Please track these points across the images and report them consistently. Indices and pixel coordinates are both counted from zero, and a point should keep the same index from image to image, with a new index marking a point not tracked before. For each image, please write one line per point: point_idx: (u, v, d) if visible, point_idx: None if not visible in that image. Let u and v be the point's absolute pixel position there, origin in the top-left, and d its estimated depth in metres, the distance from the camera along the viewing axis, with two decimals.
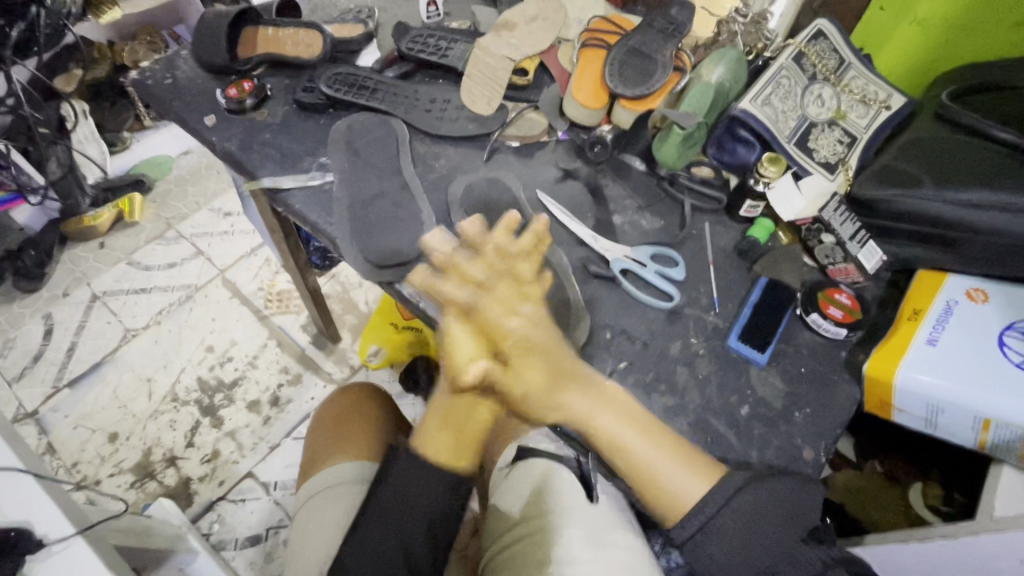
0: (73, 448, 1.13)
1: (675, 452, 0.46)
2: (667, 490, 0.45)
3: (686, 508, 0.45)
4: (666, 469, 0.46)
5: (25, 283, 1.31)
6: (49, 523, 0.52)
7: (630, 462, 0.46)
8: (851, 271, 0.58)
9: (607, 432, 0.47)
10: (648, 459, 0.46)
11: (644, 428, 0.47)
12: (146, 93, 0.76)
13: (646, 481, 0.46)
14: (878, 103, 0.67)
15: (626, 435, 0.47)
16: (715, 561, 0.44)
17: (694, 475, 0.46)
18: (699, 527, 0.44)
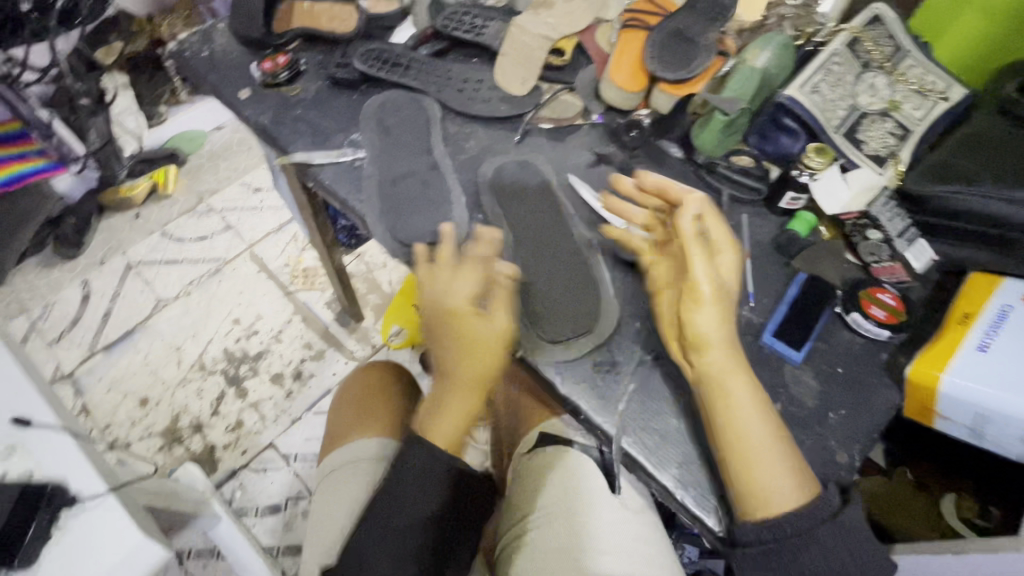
0: (106, 410, 1.18)
1: (784, 454, 0.45)
2: (759, 486, 0.44)
3: (771, 510, 0.44)
4: (774, 465, 0.45)
5: (65, 249, 1.36)
6: (83, 481, 0.53)
7: (737, 444, 0.45)
8: (898, 269, 0.55)
9: (727, 392, 0.47)
10: (760, 443, 0.45)
11: (771, 427, 0.46)
12: (184, 65, 0.77)
13: (738, 475, 0.45)
14: (936, 94, 0.63)
15: (744, 411, 0.46)
16: (770, 573, 0.44)
17: (795, 485, 0.45)
18: (781, 538, 0.44)
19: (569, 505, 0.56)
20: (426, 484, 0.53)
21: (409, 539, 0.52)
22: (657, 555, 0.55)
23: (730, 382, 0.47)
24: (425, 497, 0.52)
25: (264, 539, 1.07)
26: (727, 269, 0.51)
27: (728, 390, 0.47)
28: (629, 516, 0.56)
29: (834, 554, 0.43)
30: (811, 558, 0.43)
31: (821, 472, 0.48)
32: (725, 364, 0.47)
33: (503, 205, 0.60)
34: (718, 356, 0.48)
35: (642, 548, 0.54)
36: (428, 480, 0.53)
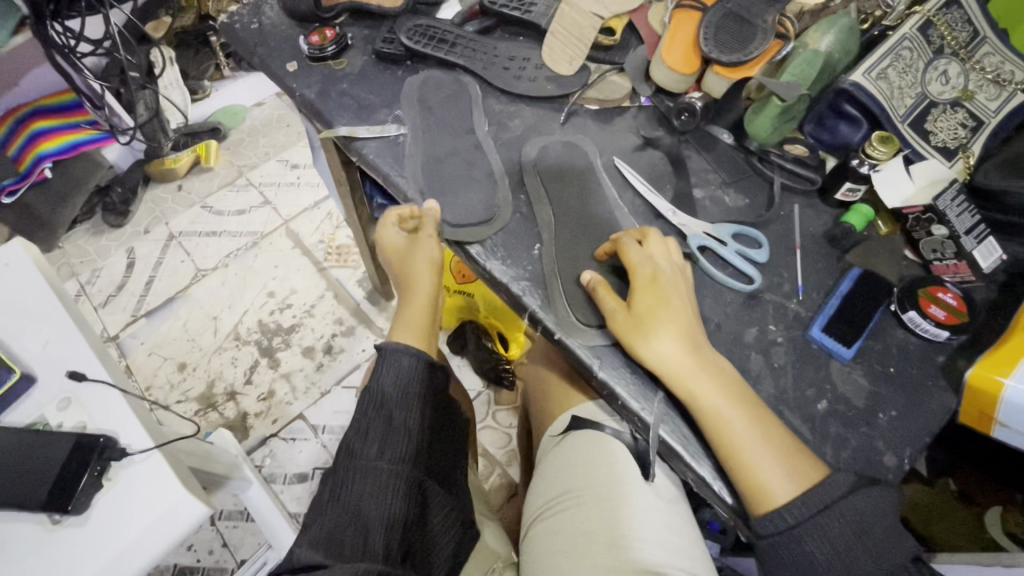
0: (147, 372, 1.23)
1: (777, 447, 0.44)
2: (759, 479, 0.43)
3: (776, 503, 0.43)
4: (760, 454, 0.44)
5: (113, 217, 1.41)
6: (132, 436, 0.56)
7: (723, 438, 0.45)
8: (963, 268, 0.52)
9: (688, 387, 0.46)
10: (741, 433, 0.44)
11: (754, 413, 0.46)
12: (233, 37, 0.78)
13: (742, 468, 0.44)
14: (1014, 85, 0.59)
15: (719, 403, 0.45)
16: (792, 566, 0.42)
17: (791, 475, 0.44)
18: (787, 530, 0.42)
19: (603, 488, 0.56)
20: (410, 383, 0.55)
21: (405, 435, 0.53)
22: (687, 545, 0.54)
23: (690, 378, 0.46)
24: (411, 394, 0.54)
25: (291, 505, 1.10)
26: (653, 294, 0.49)
27: (688, 386, 0.46)
28: (662, 504, 0.55)
29: (845, 549, 0.41)
30: (820, 550, 0.41)
31: (867, 473, 0.46)
32: (692, 375, 0.46)
33: (545, 187, 0.60)
34: (666, 355, 0.47)
35: (671, 536, 0.53)
36: (410, 381, 0.55)
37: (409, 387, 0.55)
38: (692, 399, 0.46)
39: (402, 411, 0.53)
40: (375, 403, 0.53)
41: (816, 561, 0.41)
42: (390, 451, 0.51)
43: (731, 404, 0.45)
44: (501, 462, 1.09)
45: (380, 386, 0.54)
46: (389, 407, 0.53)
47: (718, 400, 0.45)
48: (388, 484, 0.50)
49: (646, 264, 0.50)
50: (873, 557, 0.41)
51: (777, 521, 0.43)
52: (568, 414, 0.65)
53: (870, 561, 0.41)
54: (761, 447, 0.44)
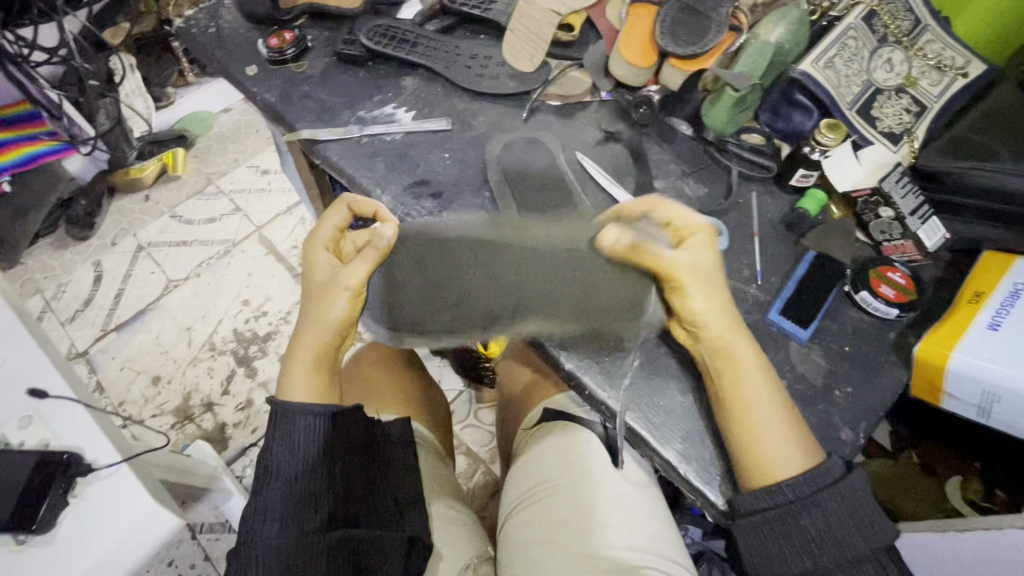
0: (119, 388, 1.20)
1: (785, 422, 0.45)
2: (764, 456, 0.44)
3: (773, 478, 0.44)
4: (771, 429, 0.44)
5: (77, 230, 1.37)
6: (98, 451, 0.55)
7: (736, 410, 0.46)
8: (908, 248, 0.54)
9: (731, 358, 0.47)
10: (756, 406, 0.45)
11: (776, 389, 0.46)
12: (191, 43, 0.77)
13: (747, 441, 0.45)
14: (954, 71, 0.62)
15: (749, 382, 0.46)
16: (775, 540, 0.44)
17: (796, 449, 0.44)
18: (782, 505, 0.43)
19: (573, 478, 0.57)
20: (302, 445, 0.51)
21: (308, 497, 0.50)
22: (658, 527, 0.55)
23: (737, 355, 0.47)
24: (305, 457, 0.51)
25: None
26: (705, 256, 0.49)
27: (727, 352, 0.47)
28: (632, 489, 0.56)
29: (837, 523, 0.43)
30: (814, 523, 0.43)
31: (826, 448, 0.48)
32: (738, 339, 0.47)
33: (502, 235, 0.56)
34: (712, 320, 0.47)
35: (643, 520, 0.55)
36: (308, 436, 0.51)
37: (302, 442, 0.51)
38: (729, 360, 0.47)
39: (301, 469, 0.50)
40: (264, 474, 0.51)
41: (800, 535, 0.43)
42: (296, 523, 0.49)
43: (759, 377, 0.46)
44: (485, 459, 1.09)
45: (272, 457, 0.51)
46: (282, 477, 0.50)
47: (752, 367, 0.46)
48: (302, 561, 0.48)
49: (701, 231, 0.50)
50: (851, 527, 0.43)
51: (763, 499, 0.44)
52: (541, 407, 0.66)
53: (841, 532, 0.43)
54: (774, 421, 0.45)
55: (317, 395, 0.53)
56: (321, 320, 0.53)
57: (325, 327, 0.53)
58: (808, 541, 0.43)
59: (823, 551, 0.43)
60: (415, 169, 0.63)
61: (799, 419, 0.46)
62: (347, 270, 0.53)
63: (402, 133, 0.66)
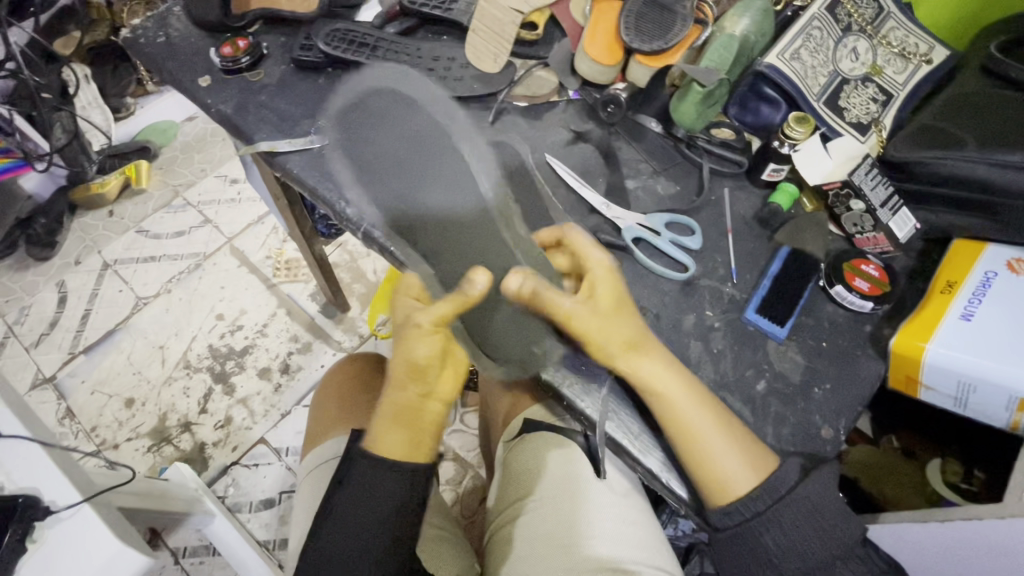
0: (91, 412, 1.16)
1: (733, 438, 0.45)
2: (719, 476, 0.44)
3: (734, 495, 0.44)
4: (719, 448, 0.44)
5: (38, 250, 1.32)
6: (56, 491, 0.52)
7: (683, 433, 0.45)
8: (881, 239, 0.54)
9: (661, 395, 0.45)
10: (702, 429, 0.44)
11: (711, 408, 0.45)
12: (139, 53, 0.73)
13: (702, 462, 0.44)
14: (918, 57, 0.62)
15: (682, 406, 0.45)
16: (746, 555, 0.44)
17: (748, 462, 0.44)
18: (742, 523, 0.44)
19: (559, 490, 0.56)
20: (377, 500, 0.49)
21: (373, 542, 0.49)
22: (646, 535, 0.54)
23: (665, 389, 0.45)
24: (377, 506, 0.49)
25: (259, 533, 1.07)
26: (597, 283, 0.47)
27: (656, 389, 0.45)
28: (616, 499, 0.56)
29: (796, 533, 0.43)
30: (773, 538, 0.43)
31: (808, 448, 0.48)
32: (659, 371, 0.45)
33: (465, 209, 0.54)
34: (642, 365, 0.45)
35: (629, 530, 0.54)
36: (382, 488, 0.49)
37: (378, 493, 0.49)
38: (656, 395, 0.45)
39: (369, 513, 0.49)
40: (333, 515, 0.50)
41: (773, 548, 0.43)
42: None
43: (693, 402, 0.45)
44: (473, 464, 1.07)
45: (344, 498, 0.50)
46: (348, 530, 0.49)
47: (682, 396, 0.45)
48: None
49: (601, 264, 0.48)
50: (810, 536, 0.43)
51: (733, 515, 0.44)
52: (521, 418, 0.65)
53: (818, 537, 0.43)
54: (719, 439, 0.44)
55: (408, 449, 0.50)
56: (415, 369, 0.48)
57: (413, 374, 0.48)
58: (767, 555, 0.44)
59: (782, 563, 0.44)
60: None
61: (743, 430, 0.46)
62: (439, 309, 0.48)
63: None
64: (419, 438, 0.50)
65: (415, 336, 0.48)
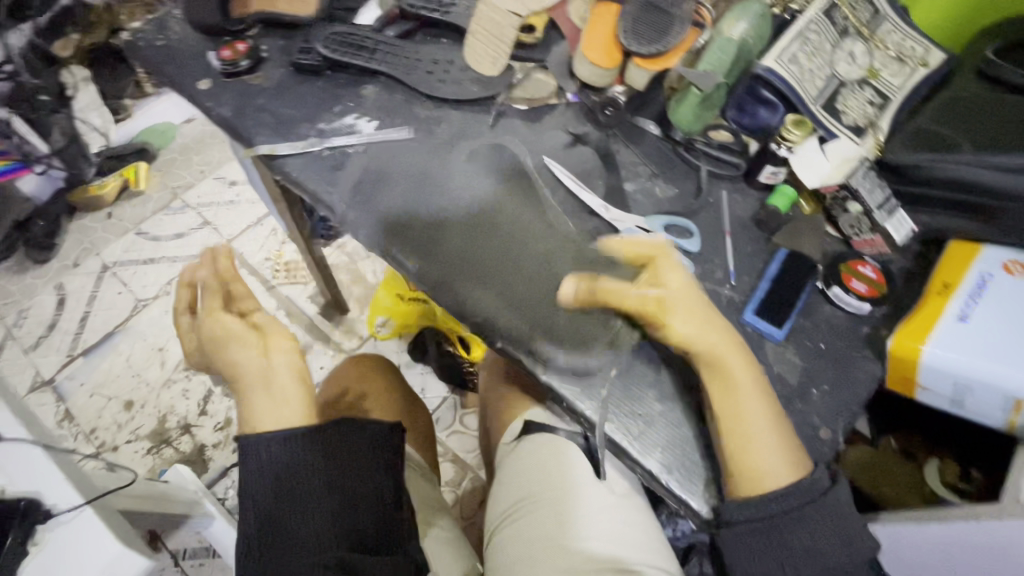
0: (90, 415, 1.16)
1: (777, 432, 0.45)
2: (758, 465, 0.45)
3: (764, 486, 0.45)
4: (763, 435, 0.45)
5: (37, 253, 1.32)
6: (57, 494, 0.53)
7: (730, 407, 0.46)
8: (878, 241, 0.55)
9: (722, 367, 0.46)
10: (753, 412, 0.45)
11: (762, 394, 0.46)
12: (138, 57, 0.73)
13: (739, 450, 0.45)
14: (915, 60, 0.62)
15: (742, 384, 0.46)
16: (762, 550, 0.45)
17: (781, 454, 0.45)
18: (767, 516, 0.44)
19: (559, 490, 0.56)
20: (293, 462, 0.51)
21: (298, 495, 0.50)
22: (646, 537, 0.55)
23: (728, 362, 0.46)
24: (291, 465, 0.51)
25: None
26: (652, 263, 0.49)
27: (726, 367, 0.46)
28: (617, 500, 0.56)
29: (810, 530, 0.44)
30: (799, 534, 0.44)
31: (805, 449, 0.48)
32: (715, 338, 0.46)
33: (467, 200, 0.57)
34: (704, 337, 0.46)
35: (629, 531, 0.54)
36: (288, 452, 0.51)
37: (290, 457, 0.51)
38: (722, 372, 0.46)
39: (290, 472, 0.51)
40: (253, 491, 0.50)
41: (788, 541, 0.44)
42: (291, 556, 0.48)
43: (744, 377, 0.46)
44: (472, 465, 1.08)
45: (262, 471, 0.51)
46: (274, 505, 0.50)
47: (736, 370, 0.46)
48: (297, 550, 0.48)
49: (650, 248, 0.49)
50: (810, 529, 0.44)
51: (749, 509, 0.44)
52: (520, 420, 0.65)
53: (820, 537, 0.44)
54: (762, 420, 0.45)
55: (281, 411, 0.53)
56: (224, 344, 0.54)
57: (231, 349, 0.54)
58: (788, 550, 0.44)
59: (799, 559, 0.44)
60: (378, 182, 0.61)
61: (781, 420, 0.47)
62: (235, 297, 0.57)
63: (363, 144, 0.64)
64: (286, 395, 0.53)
65: (216, 322, 0.55)
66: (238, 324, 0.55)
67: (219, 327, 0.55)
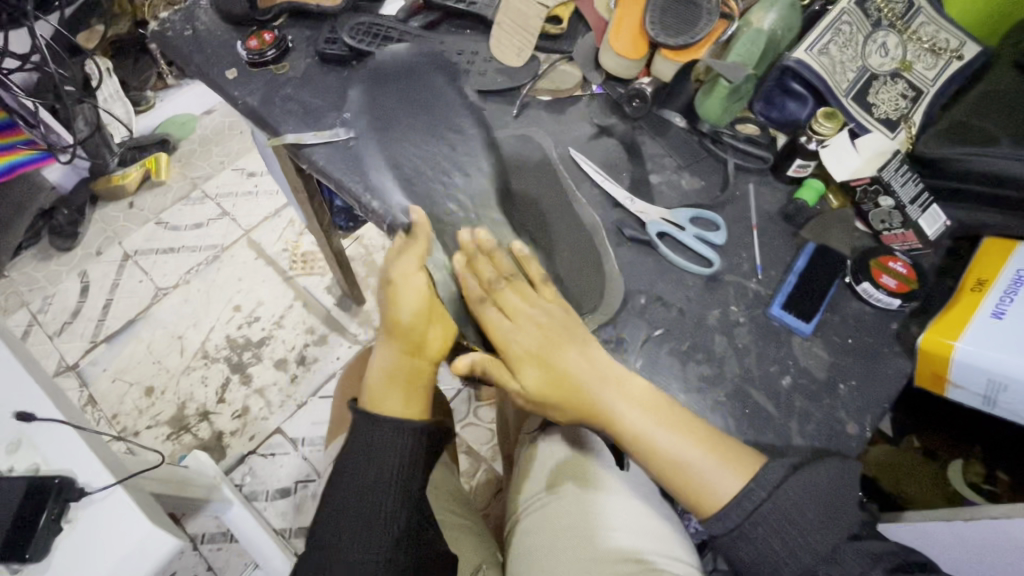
0: (112, 400, 1.18)
1: (721, 455, 0.44)
2: (705, 485, 0.43)
3: (719, 502, 0.43)
4: (703, 463, 0.43)
5: (61, 241, 1.34)
6: (90, 473, 0.54)
7: (649, 456, 0.45)
8: (910, 237, 0.54)
9: (626, 430, 0.46)
10: (684, 454, 0.44)
11: (693, 431, 0.45)
12: (166, 45, 0.74)
13: (680, 475, 0.44)
14: (949, 53, 0.61)
15: (654, 432, 0.45)
16: (750, 559, 0.43)
17: (734, 469, 0.43)
18: (734, 527, 0.43)
19: (578, 482, 0.57)
20: (390, 460, 0.49)
21: (384, 497, 0.49)
22: (664, 530, 0.55)
23: (650, 431, 0.45)
24: (390, 469, 0.49)
25: (275, 521, 1.08)
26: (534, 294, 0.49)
27: (634, 432, 0.46)
28: (637, 492, 0.57)
29: (807, 534, 0.42)
30: (769, 542, 0.42)
31: (833, 444, 0.47)
32: (619, 401, 0.46)
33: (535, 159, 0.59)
34: (609, 401, 0.46)
35: (649, 522, 0.54)
36: (395, 451, 0.50)
37: (389, 456, 0.49)
38: (632, 436, 0.46)
39: (382, 473, 0.49)
40: (340, 465, 0.50)
41: (774, 547, 0.42)
42: (361, 548, 0.48)
43: (659, 435, 0.45)
44: (486, 457, 1.08)
45: (361, 458, 0.49)
46: (358, 491, 0.49)
47: (656, 433, 0.45)
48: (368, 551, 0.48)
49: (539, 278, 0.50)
50: (825, 529, 0.42)
51: (724, 519, 0.43)
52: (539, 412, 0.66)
53: (828, 535, 0.42)
54: (697, 452, 0.44)
55: (398, 403, 0.51)
56: (410, 320, 0.51)
57: (410, 325, 0.50)
58: (776, 558, 0.42)
59: (781, 564, 0.42)
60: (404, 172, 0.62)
61: (733, 441, 0.45)
62: (409, 258, 0.51)
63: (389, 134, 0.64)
64: (411, 394, 0.52)
65: (398, 293, 0.51)
66: (418, 293, 0.50)
67: (397, 299, 0.51)
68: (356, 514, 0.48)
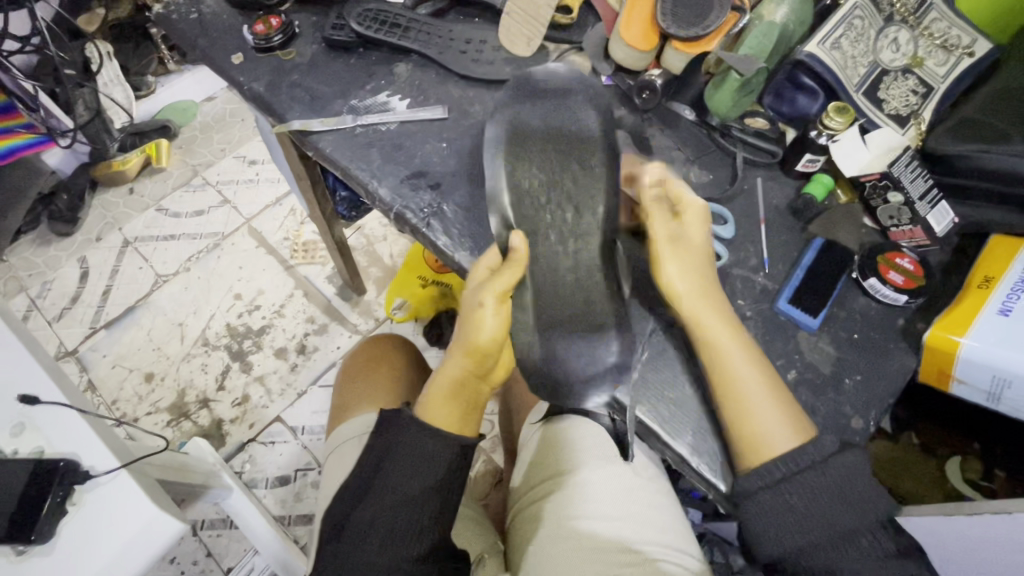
0: (112, 386, 1.18)
1: (784, 413, 0.45)
2: (760, 435, 0.45)
3: (768, 455, 0.45)
4: (771, 420, 0.45)
5: (60, 225, 1.33)
6: (94, 456, 0.54)
7: (736, 398, 0.46)
8: (917, 233, 0.54)
9: (730, 371, 0.46)
10: (763, 409, 0.45)
11: (774, 389, 0.46)
12: (170, 29, 0.73)
13: (748, 422, 0.46)
14: (960, 50, 0.59)
15: (749, 387, 0.46)
16: (779, 519, 0.43)
17: (788, 425, 0.45)
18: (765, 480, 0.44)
19: (585, 471, 0.58)
20: (428, 470, 0.50)
21: (414, 506, 0.49)
22: (668, 521, 0.56)
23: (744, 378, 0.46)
24: (425, 480, 0.50)
25: (275, 508, 1.09)
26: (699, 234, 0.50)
27: (734, 373, 0.46)
28: (643, 482, 0.58)
29: (823, 507, 0.43)
30: (798, 498, 0.43)
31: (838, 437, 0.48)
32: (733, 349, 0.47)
33: None
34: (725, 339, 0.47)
35: (654, 513, 0.56)
36: (433, 463, 0.50)
37: (424, 466, 0.50)
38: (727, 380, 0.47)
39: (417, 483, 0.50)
40: (371, 470, 0.51)
41: (797, 508, 0.43)
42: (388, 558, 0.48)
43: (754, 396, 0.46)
44: (485, 448, 1.09)
45: (393, 465, 0.50)
46: (390, 499, 0.49)
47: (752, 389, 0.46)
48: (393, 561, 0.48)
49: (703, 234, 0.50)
50: (839, 509, 0.43)
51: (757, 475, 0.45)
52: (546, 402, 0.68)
53: (846, 514, 0.42)
54: (770, 409, 0.45)
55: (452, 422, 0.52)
56: (483, 349, 0.49)
57: (481, 352, 0.49)
58: (798, 519, 0.43)
59: (800, 525, 0.43)
60: (411, 160, 0.61)
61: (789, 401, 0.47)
62: (496, 286, 0.47)
63: (395, 122, 0.64)
64: (467, 412, 0.53)
65: (479, 318, 0.48)
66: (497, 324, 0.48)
67: (477, 322, 0.48)
68: (386, 521, 0.49)
